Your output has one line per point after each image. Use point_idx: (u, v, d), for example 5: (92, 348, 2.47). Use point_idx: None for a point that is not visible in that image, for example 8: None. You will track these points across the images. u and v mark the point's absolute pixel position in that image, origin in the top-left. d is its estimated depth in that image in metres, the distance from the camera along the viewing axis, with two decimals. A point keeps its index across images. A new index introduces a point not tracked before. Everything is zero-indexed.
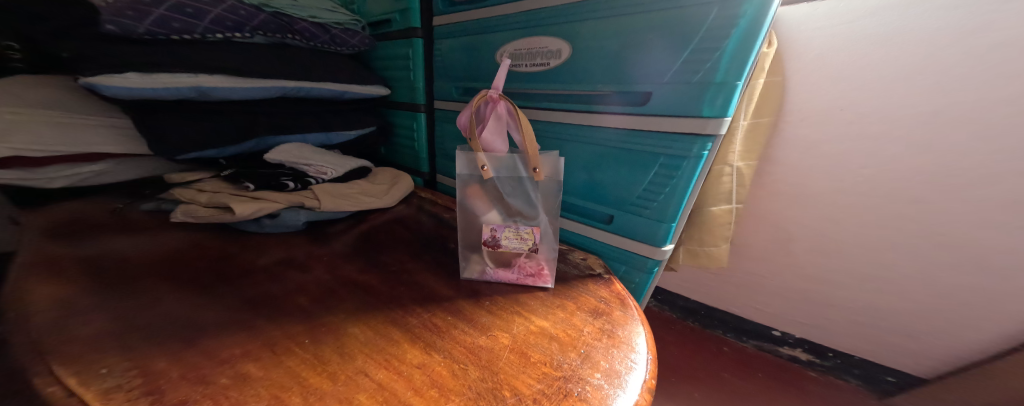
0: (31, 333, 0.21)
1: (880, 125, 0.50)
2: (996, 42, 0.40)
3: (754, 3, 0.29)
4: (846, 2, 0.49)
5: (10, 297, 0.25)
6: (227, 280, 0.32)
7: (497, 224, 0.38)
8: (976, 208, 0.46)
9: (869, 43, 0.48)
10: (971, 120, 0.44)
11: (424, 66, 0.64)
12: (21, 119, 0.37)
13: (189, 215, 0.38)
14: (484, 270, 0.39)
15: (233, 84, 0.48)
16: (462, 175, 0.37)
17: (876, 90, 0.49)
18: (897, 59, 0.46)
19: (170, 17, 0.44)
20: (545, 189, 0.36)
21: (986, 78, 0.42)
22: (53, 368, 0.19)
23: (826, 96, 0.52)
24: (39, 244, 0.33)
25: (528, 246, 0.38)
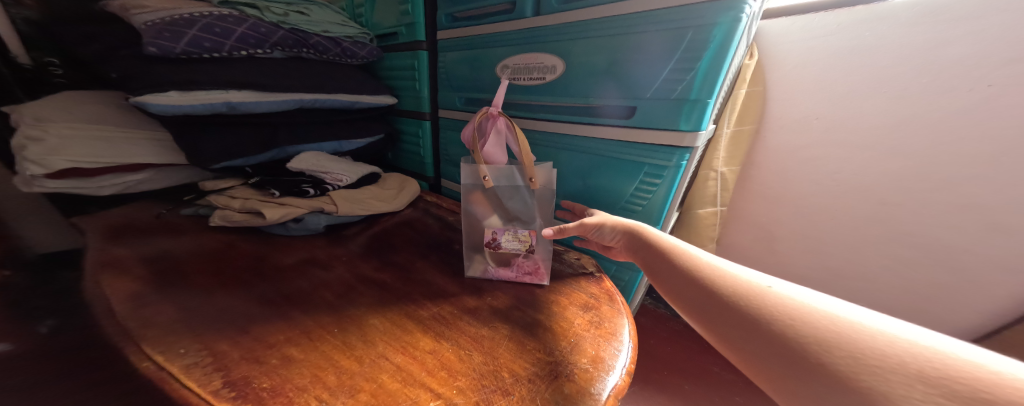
0: (125, 324, 0.27)
1: (853, 134, 0.53)
2: (954, 56, 0.43)
3: (722, 29, 0.34)
4: (821, 18, 0.52)
5: (96, 292, 0.30)
6: (262, 277, 0.37)
7: (499, 227, 0.42)
8: (943, 211, 0.49)
9: (841, 55, 0.52)
10: (937, 130, 0.47)
11: (429, 76, 0.68)
12: (76, 134, 0.43)
13: (227, 220, 0.44)
14: (486, 269, 0.43)
15: (257, 98, 0.53)
16: (466, 184, 0.42)
17: (848, 100, 0.52)
18: (868, 72, 0.50)
19: (202, 37, 0.49)
20: (542, 196, 0.41)
21: (947, 90, 0.45)
22: (147, 351, 0.24)
23: (803, 106, 0.57)
24: (103, 247, 0.38)
25: (525, 246, 0.42)
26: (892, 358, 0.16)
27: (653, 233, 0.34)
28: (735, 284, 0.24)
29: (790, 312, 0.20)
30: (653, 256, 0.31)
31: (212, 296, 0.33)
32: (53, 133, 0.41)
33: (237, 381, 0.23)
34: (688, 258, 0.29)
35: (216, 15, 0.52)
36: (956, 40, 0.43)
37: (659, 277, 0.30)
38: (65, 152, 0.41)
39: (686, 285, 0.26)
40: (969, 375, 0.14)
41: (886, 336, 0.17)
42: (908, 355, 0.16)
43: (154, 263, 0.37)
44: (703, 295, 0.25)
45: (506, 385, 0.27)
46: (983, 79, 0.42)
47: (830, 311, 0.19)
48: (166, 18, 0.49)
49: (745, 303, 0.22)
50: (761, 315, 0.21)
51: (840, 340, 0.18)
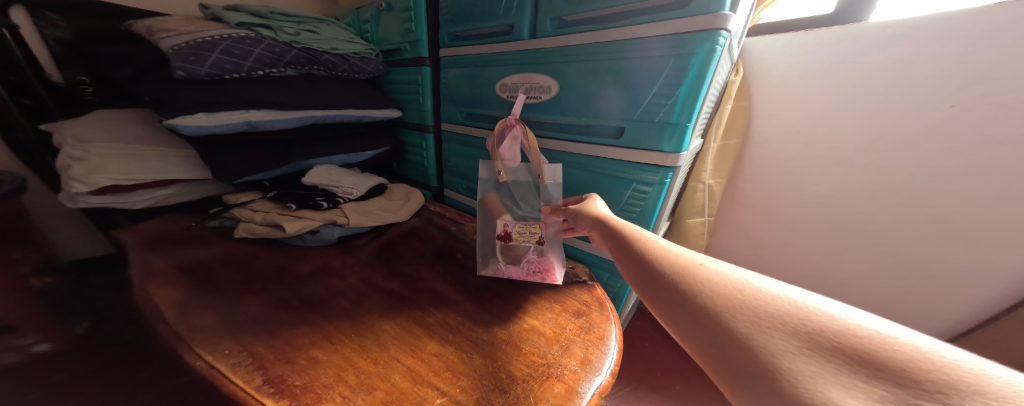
0: (177, 328, 0.32)
1: (832, 150, 0.60)
2: (921, 75, 0.50)
3: (697, 62, 0.38)
4: (800, 38, 0.59)
5: (147, 299, 0.35)
6: (285, 286, 0.41)
7: (510, 219, 0.51)
8: (903, 221, 0.57)
9: (822, 74, 0.58)
10: (904, 145, 0.54)
11: (433, 91, 0.72)
12: (112, 153, 0.47)
13: (250, 232, 0.48)
14: (498, 268, 0.49)
15: (275, 117, 0.57)
16: (483, 181, 0.52)
17: (828, 117, 0.59)
18: (846, 88, 0.56)
19: (223, 59, 0.54)
20: (549, 189, 0.50)
21: (919, 105, 0.51)
22: (196, 352, 0.29)
23: (787, 123, 0.63)
24: (145, 258, 0.43)
25: (535, 239, 0.50)
26: (778, 319, 0.21)
27: (617, 221, 0.38)
28: (677, 263, 0.29)
29: (710, 285, 0.25)
30: (615, 239, 0.36)
31: (247, 303, 0.37)
32: (93, 153, 0.45)
33: (274, 378, 0.28)
34: (643, 241, 0.33)
35: (235, 37, 0.56)
36: (923, 63, 0.50)
37: (617, 256, 0.34)
38: (106, 172, 0.46)
39: (638, 265, 0.31)
40: (822, 327, 0.20)
41: (774, 300, 0.23)
42: (787, 314, 0.21)
43: (189, 273, 0.41)
44: (649, 271, 0.29)
45: (504, 385, 0.30)
46: (946, 100, 0.49)
47: (742, 282, 0.25)
48: (190, 41, 0.52)
49: (680, 278, 0.27)
50: (689, 288, 0.26)
51: (745, 306, 0.23)
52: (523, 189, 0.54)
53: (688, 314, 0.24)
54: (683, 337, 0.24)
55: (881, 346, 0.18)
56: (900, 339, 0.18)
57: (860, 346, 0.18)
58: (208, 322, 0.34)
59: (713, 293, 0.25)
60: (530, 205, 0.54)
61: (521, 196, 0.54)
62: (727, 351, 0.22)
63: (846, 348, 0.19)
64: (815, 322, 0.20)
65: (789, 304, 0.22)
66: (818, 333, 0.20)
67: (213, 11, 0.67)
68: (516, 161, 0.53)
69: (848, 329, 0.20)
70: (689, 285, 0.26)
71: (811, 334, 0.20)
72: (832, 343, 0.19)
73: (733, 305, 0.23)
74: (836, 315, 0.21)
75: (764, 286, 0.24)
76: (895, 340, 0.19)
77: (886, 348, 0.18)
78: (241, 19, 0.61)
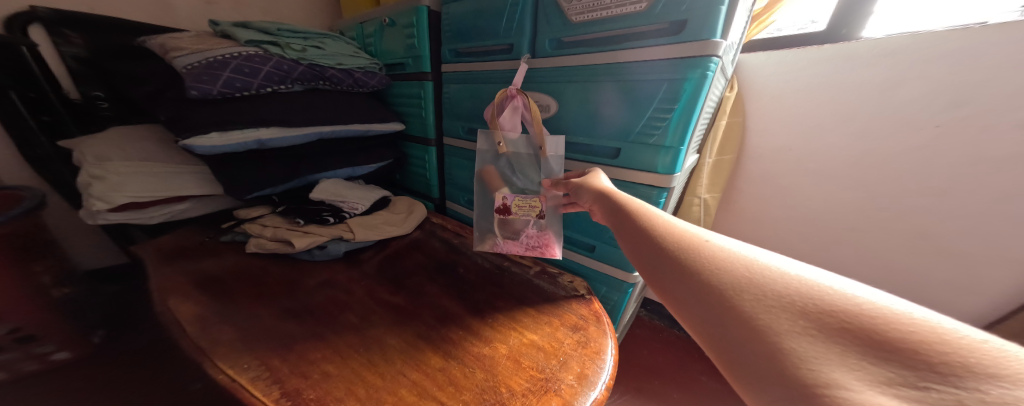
0: (202, 341, 0.34)
1: (823, 165, 0.61)
2: (907, 94, 0.52)
3: (688, 90, 0.40)
4: (792, 54, 0.61)
5: (169, 314, 0.38)
6: (296, 300, 0.44)
7: (508, 192, 0.57)
8: (893, 235, 0.58)
9: (813, 89, 0.60)
10: (892, 161, 0.55)
11: (435, 105, 0.74)
12: (130, 171, 0.50)
13: (260, 247, 0.51)
14: (495, 244, 0.59)
15: (283, 134, 0.59)
16: (484, 150, 0.57)
17: (820, 132, 0.61)
18: (838, 104, 0.58)
19: (234, 78, 0.56)
20: (549, 162, 0.53)
21: (905, 122, 0.53)
22: (219, 367, 0.32)
23: (779, 138, 0.65)
24: (165, 275, 0.45)
25: (535, 212, 0.57)
26: (787, 297, 0.21)
27: (620, 196, 0.39)
28: (682, 240, 0.29)
29: (716, 262, 0.25)
30: (619, 213, 0.36)
31: (261, 317, 0.40)
32: (111, 172, 0.49)
33: (291, 392, 0.30)
34: (650, 216, 0.34)
35: (245, 55, 0.58)
36: (909, 83, 0.52)
37: (619, 230, 0.34)
38: (125, 190, 0.48)
39: (642, 241, 0.31)
40: (832, 306, 0.20)
41: (783, 277, 0.23)
42: (796, 292, 0.21)
43: (206, 288, 0.44)
44: (654, 246, 0.29)
45: (504, 399, 0.32)
46: (930, 121, 0.51)
47: (750, 260, 0.25)
48: (203, 60, 0.54)
49: (685, 254, 0.27)
50: (693, 264, 0.26)
51: (752, 284, 0.23)
52: (523, 161, 0.57)
53: (689, 290, 0.25)
54: (682, 315, 0.24)
55: (895, 326, 0.18)
56: (915, 319, 0.19)
57: (872, 325, 0.19)
58: (226, 335, 0.36)
59: (718, 270, 0.25)
60: (529, 179, 0.58)
61: (520, 168, 0.58)
62: (728, 329, 0.22)
63: (856, 328, 0.19)
64: (824, 299, 0.21)
65: (799, 281, 0.22)
66: (828, 311, 0.20)
67: (223, 28, 0.69)
68: (517, 133, 0.55)
69: (861, 308, 0.20)
70: (694, 262, 0.26)
71: (820, 311, 0.20)
72: (842, 324, 0.19)
73: (739, 282, 0.23)
74: (849, 294, 0.21)
75: (773, 265, 0.24)
76: (910, 319, 0.19)
77: (900, 331, 0.18)
78: (251, 36, 0.63)
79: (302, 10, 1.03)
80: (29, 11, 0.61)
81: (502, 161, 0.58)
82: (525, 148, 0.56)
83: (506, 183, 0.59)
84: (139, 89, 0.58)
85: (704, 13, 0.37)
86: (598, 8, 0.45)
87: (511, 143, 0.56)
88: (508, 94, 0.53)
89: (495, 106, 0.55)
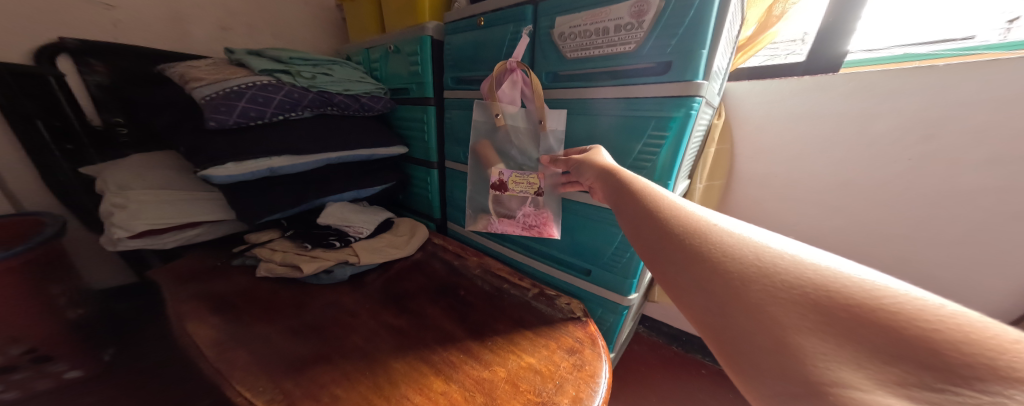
0: (221, 364, 0.37)
1: (808, 188, 0.64)
2: (883, 125, 0.56)
3: (674, 127, 0.43)
4: (773, 85, 0.65)
5: (188, 337, 0.41)
6: (305, 322, 0.46)
7: (504, 168, 0.60)
8: (876, 257, 0.60)
9: (797, 116, 0.63)
10: (872, 186, 0.58)
11: (437, 128, 0.77)
12: (149, 199, 0.54)
13: (271, 271, 0.55)
14: (491, 222, 0.65)
15: (295, 161, 0.62)
16: (482, 123, 0.59)
17: (805, 157, 0.64)
18: (820, 132, 0.61)
19: (248, 107, 0.59)
20: (548, 139, 0.56)
21: (882, 150, 0.57)
22: (237, 388, 0.34)
23: (765, 164, 0.68)
24: (182, 299, 0.48)
25: (534, 189, 0.60)
26: (798, 289, 0.20)
27: (625, 174, 0.39)
28: (691, 226, 0.28)
29: (723, 249, 0.24)
30: (624, 193, 0.36)
31: (275, 340, 0.42)
32: (133, 200, 0.52)
33: None
34: (660, 198, 0.33)
35: (259, 85, 0.61)
36: (883, 116, 0.56)
37: (624, 211, 0.34)
38: (142, 217, 0.52)
39: (648, 228, 0.30)
40: (845, 296, 0.19)
41: (795, 268, 0.21)
42: (810, 285, 0.20)
43: (219, 310, 0.47)
44: (658, 232, 0.29)
45: None
46: (903, 154, 0.55)
47: (761, 249, 0.24)
48: (220, 91, 0.58)
49: (689, 240, 0.26)
50: (698, 250, 0.25)
51: (761, 274, 0.22)
52: (521, 136, 0.58)
53: (691, 278, 0.24)
54: (685, 304, 0.24)
55: (918, 322, 0.17)
56: (941, 316, 0.17)
57: (891, 321, 0.17)
58: (242, 359, 0.39)
59: (727, 259, 0.24)
60: (527, 155, 0.59)
61: (518, 143, 0.59)
62: (729, 320, 0.21)
63: (872, 325, 0.17)
64: (840, 291, 0.19)
65: (815, 271, 0.21)
66: (843, 305, 0.18)
67: (237, 57, 0.72)
68: (516, 107, 0.56)
69: (879, 301, 0.18)
70: (700, 248, 0.25)
71: (834, 305, 0.19)
72: (855, 318, 0.18)
73: (746, 273, 0.22)
74: (866, 286, 0.19)
75: (787, 253, 0.23)
76: (936, 315, 0.17)
77: (923, 328, 0.17)
78: (264, 66, 0.66)
79: (311, 35, 1.08)
80: (57, 43, 0.65)
81: (499, 135, 0.59)
82: (525, 122, 0.57)
83: (502, 158, 0.61)
84: (159, 120, 0.61)
85: (686, 58, 0.41)
86: (591, 47, 0.49)
87: (510, 117, 0.57)
88: (508, 67, 0.53)
89: (494, 78, 0.54)
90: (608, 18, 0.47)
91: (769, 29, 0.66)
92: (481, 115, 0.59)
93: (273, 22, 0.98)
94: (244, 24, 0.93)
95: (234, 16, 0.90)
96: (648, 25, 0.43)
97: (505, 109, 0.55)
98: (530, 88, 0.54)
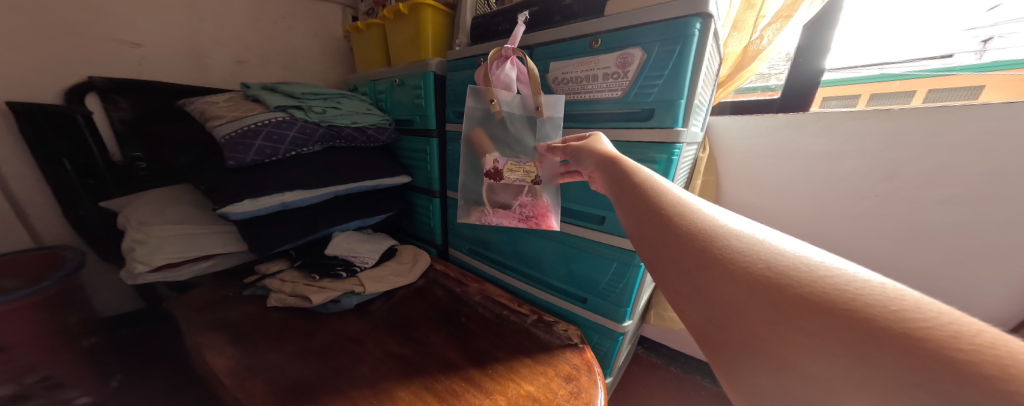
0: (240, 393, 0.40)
1: (786, 216, 0.71)
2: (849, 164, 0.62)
3: (659, 166, 0.48)
4: (750, 122, 0.73)
5: (210, 369, 0.45)
6: (313, 351, 0.49)
7: (499, 156, 0.57)
8: None
9: (767, 155, 0.71)
10: (843, 214, 0.64)
11: (439, 158, 0.81)
12: (167, 233, 0.57)
13: (280, 302, 0.57)
14: (485, 215, 0.61)
15: (305, 195, 0.66)
16: (473, 108, 0.56)
17: (781, 189, 0.70)
18: (788, 168, 0.69)
19: (264, 145, 0.62)
20: (545, 125, 0.56)
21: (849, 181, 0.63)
22: None
23: (746, 196, 0.75)
24: (201, 331, 0.52)
25: (531, 178, 0.58)
26: (817, 302, 0.19)
27: (627, 164, 0.39)
28: (699, 226, 0.27)
29: (735, 252, 0.24)
30: (628, 183, 0.36)
31: (288, 370, 0.45)
32: (152, 235, 0.56)
33: None
34: (666, 193, 0.33)
35: (274, 122, 0.65)
36: (849, 156, 0.62)
37: (626, 200, 0.34)
38: (162, 252, 0.55)
39: (650, 227, 0.30)
40: (859, 308, 0.18)
41: (812, 278, 0.21)
42: (828, 300, 0.19)
43: (235, 342, 0.50)
44: (663, 229, 0.29)
45: None
46: (870, 191, 0.61)
47: (777, 254, 0.23)
48: (239, 129, 0.62)
49: (695, 241, 0.26)
50: (706, 249, 0.25)
51: (776, 282, 0.21)
52: (515, 122, 0.57)
53: (693, 283, 0.25)
54: (687, 309, 0.25)
55: (948, 350, 0.16)
56: (975, 344, 0.16)
57: (919, 347, 0.16)
58: (259, 388, 0.42)
59: (736, 266, 0.23)
60: (521, 142, 0.58)
61: (512, 129, 0.58)
62: (730, 332, 0.22)
63: (896, 349, 0.16)
64: (860, 308, 0.18)
65: (832, 286, 0.20)
66: (862, 325, 0.18)
67: (252, 92, 0.76)
68: (511, 93, 0.56)
69: (905, 323, 0.17)
70: (708, 250, 0.25)
71: (851, 325, 0.18)
72: (873, 334, 0.17)
73: (757, 283, 0.22)
74: (889, 306, 0.18)
75: (806, 264, 0.22)
76: (967, 341, 0.16)
77: (949, 350, 0.16)
78: (278, 102, 0.70)
79: (319, 65, 1.14)
80: (87, 82, 0.70)
81: (492, 122, 0.57)
82: (520, 110, 0.57)
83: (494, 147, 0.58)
84: (181, 158, 0.66)
85: (667, 107, 0.46)
86: (582, 91, 0.54)
87: (505, 103, 0.55)
88: (502, 54, 0.53)
89: (488, 63, 0.54)
90: (597, 67, 0.52)
91: (745, 69, 0.72)
92: (474, 102, 0.56)
93: (284, 54, 1.04)
94: (256, 57, 0.99)
95: (249, 56, 0.97)
96: (632, 75, 0.48)
97: (501, 94, 0.55)
98: (523, 75, 0.56)
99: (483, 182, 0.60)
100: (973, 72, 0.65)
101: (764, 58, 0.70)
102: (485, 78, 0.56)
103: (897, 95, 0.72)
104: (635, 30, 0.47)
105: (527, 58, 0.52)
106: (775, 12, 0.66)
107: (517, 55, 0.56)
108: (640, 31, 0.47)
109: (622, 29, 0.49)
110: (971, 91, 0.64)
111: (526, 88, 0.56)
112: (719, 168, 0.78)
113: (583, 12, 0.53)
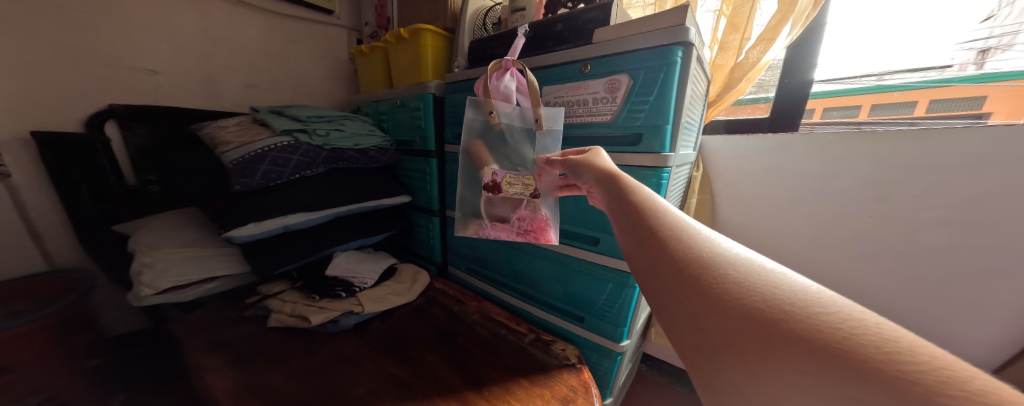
0: None
1: (780, 231, 0.74)
2: (838, 182, 0.66)
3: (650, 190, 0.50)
4: (741, 142, 0.79)
5: (208, 391, 0.45)
6: (310, 373, 0.49)
7: (499, 168, 0.57)
8: None
9: (759, 174, 0.76)
10: (829, 230, 0.68)
11: (439, 177, 0.83)
12: (175, 256, 0.59)
13: (279, 321, 0.59)
14: (481, 228, 0.61)
15: (307, 217, 0.68)
16: (471, 119, 0.56)
17: (769, 204, 0.75)
18: (778, 185, 0.74)
19: (270, 170, 0.64)
20: (544, 138, 0.56)
21: (834, 198, 0.67)
22: None
23: (744, 213, 0.79)
24: (203, 353, 0.53)
25: (530, 191, 0.58)
26: (815, 341, 0.19)
27: (626, 181, 0.39)
28: (694, 250, 0.27)
29: (731, 279, 0.24)
30: (627, 199, 0.35)
31: (285, 390, 0.46)
32: (160, 258, 0.58)
33: None
34: (664, 214, 0.32)
35: (279, 147, 0.67)
36: (839, 175, 0.66)
37: (624, 218, 0.34)
38: (167, 275, 0.57)
39: (644, 250, 0.29)
40: (854, 349, 0.18)
41: (810, 315, 0.20)
42: (822, 338, 0.19)
43: (235, 363, 0.51)
44: (659, 250, 0.28)
45: None
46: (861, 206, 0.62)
47: (775, 285, 0.22)
48: (246, 155, 0.64)
49: (690, 266, 0.26)
50: (702, 273, 0.25)
51: (772, 315, 0.21)
52: (517, 134, 0.57)
53: (685, 311, 0.24)
54: (678, 338, 0.24)
55: (937, 396, 0.15)
56: (963, 390, 0.16)
57: (909, 391, 0.16)
58: None
59: (728, 297, 0.22)
60: (519, 153, 0.58)
61: (512, 142, 0.58)
62: (719, 364, 0.22)
63: (885, 392, 0.16)
64: (853, 348, 0.18)
65: (827, 324, 0.19)
66: (852, 365, 0.17)
67: (260, 116, 0.79)
68: (510, 104, 0.55)
69: (901, 368, 0.17)
70: (702, 275, 0.25)
71: (840, 364, 0.18)
72: (864, 372, 0.17)
73: (750, 317, 0.21)
74: (884, 347, 0.18)
75: (801, 299, 0.21)
76: (954, 386, 0.16)
77: (938, 394, 0.15)
78: (284, 126, 0.71)
79: (326, 87, 1.18)
80: (106, 110, 0.75)
81: (491, 134, 0.57)
82: (520, 121, 0.56)
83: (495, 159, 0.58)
84: (191, 184, 0.69)
85: (652, 131, 0.48)
86: (574, 116, 0.56)
87: (505, 115, 0.55)
88: (502, 65, 0.53)
89: (487, 75, 0.53)
90: (586, 92, 0.54)
91: (733, 89, 0.74)
92: (474, 113, 0.56)
93: (292, 77, 1.09)
94: (266, 81, 1.03)
95: (257, 82, 1.01)
96: (619, 100, 0.50)
97: (500, 106, 0.55)
98: (523, 87, 0.55)
99: (482, 195, 0.60)
100: (972, 83, 0.66)
101: (752, 78, 0.71)
102: (484, 89, 0.55)
103: (898, 106, 0.74)
104: (620, 57, 0.49)
105: (527, 71, 0.52)
106: (758, 35, 0.68)
107: (518, 68, 0.55)
108: (625, 59, 0.49)
109: (608, 56, 0.50)
110: (973, 102, 0.66)
111: (526, 100, 0.55)
112: (713, 186, 0.83)
113: (572, 39, 0.55)
